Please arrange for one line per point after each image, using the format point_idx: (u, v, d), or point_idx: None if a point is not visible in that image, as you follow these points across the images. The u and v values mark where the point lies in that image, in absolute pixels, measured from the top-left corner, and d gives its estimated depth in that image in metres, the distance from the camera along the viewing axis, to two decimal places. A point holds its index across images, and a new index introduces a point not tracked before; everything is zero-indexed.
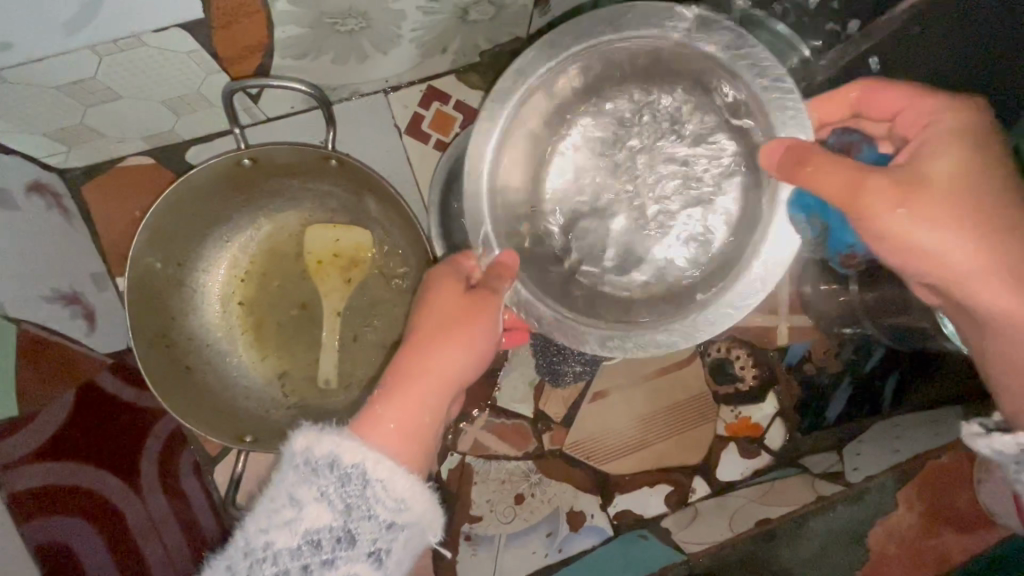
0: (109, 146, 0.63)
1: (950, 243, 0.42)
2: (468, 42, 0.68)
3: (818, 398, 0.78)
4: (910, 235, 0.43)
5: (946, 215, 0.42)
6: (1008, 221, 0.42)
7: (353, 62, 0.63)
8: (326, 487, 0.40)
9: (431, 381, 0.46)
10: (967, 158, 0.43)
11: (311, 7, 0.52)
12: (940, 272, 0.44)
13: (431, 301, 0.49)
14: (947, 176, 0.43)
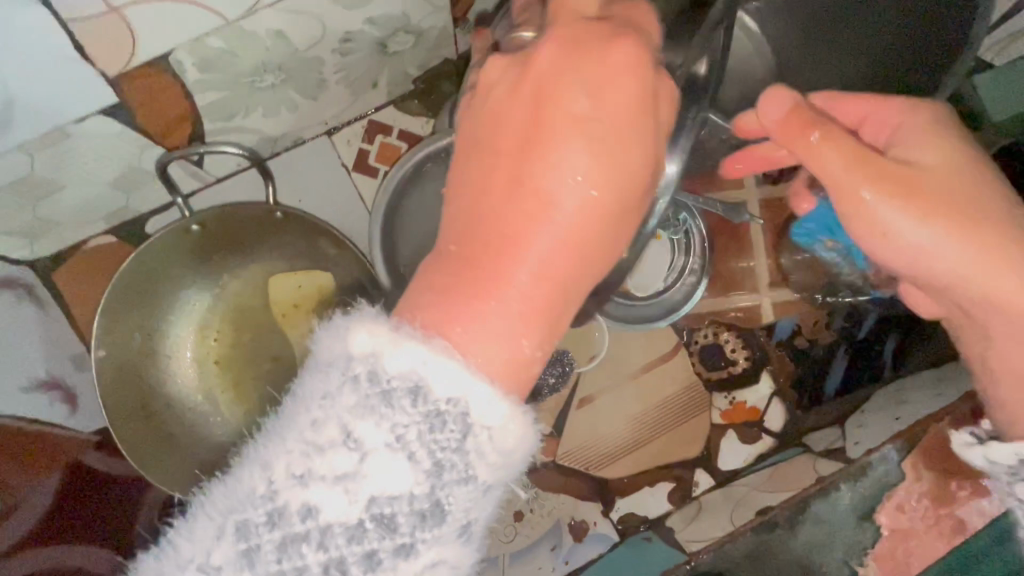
0: (71, 235, 0.64)
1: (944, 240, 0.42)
2: (398, 72, 0.68)
3: (815, 372, 0.76)
4: (888, 230, 0.43)
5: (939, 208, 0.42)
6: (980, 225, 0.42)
7: (286, 112, 0.64)
8: (408, 429, 0.28)
9: (575, 242, 0.32)
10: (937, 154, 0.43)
11: (223, 71, 0.53)
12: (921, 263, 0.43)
13: (581, 115, 0.32)
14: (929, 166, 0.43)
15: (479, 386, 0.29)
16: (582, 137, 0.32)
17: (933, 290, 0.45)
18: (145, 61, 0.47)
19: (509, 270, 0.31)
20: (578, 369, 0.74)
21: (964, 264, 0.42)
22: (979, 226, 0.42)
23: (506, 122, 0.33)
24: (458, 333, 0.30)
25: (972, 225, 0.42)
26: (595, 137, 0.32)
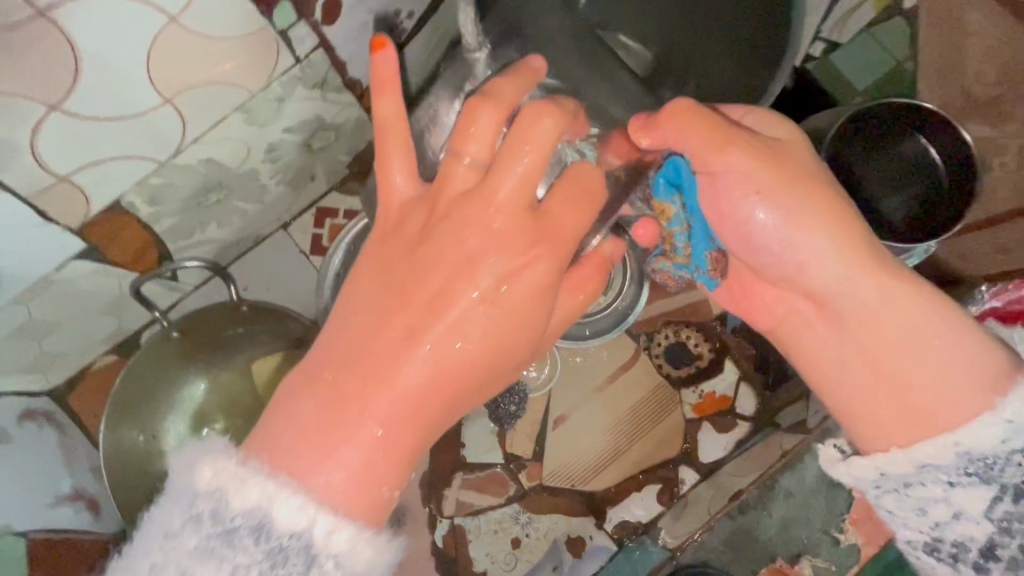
0: (78, 360, 0.74)
1: (798, 221, 0.47)
2: (330, 162, 0.77)
3: (775, 350, 0.79)
4: (756, 213, 0.49)
5: (794, 205, 0.47)
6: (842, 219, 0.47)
7: (238, 219, 0.73)
8: (250, 564, 0.35)
9: (424, 394, 0.41)
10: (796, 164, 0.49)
11: (171, 200, 0.62)
12: (754, 239, 0.50)
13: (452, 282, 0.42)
14: (796, 165, 0.48)
15: (320, 519, 0.36)
16: (448, 310, 0.41)
17: (785, 275, 0.51)
18: (102, 209, 0.56)
19: (375, 412, 0.40)
20: (534, 392, 0.78)
21: (816, 251, 0.48)
22: (837, 221, 0.47)
23: (389, 276, 0.43)
24: (321, 480, 0.38)
25: (827, 215, 0.47)
26: (454, 309, 0.42)
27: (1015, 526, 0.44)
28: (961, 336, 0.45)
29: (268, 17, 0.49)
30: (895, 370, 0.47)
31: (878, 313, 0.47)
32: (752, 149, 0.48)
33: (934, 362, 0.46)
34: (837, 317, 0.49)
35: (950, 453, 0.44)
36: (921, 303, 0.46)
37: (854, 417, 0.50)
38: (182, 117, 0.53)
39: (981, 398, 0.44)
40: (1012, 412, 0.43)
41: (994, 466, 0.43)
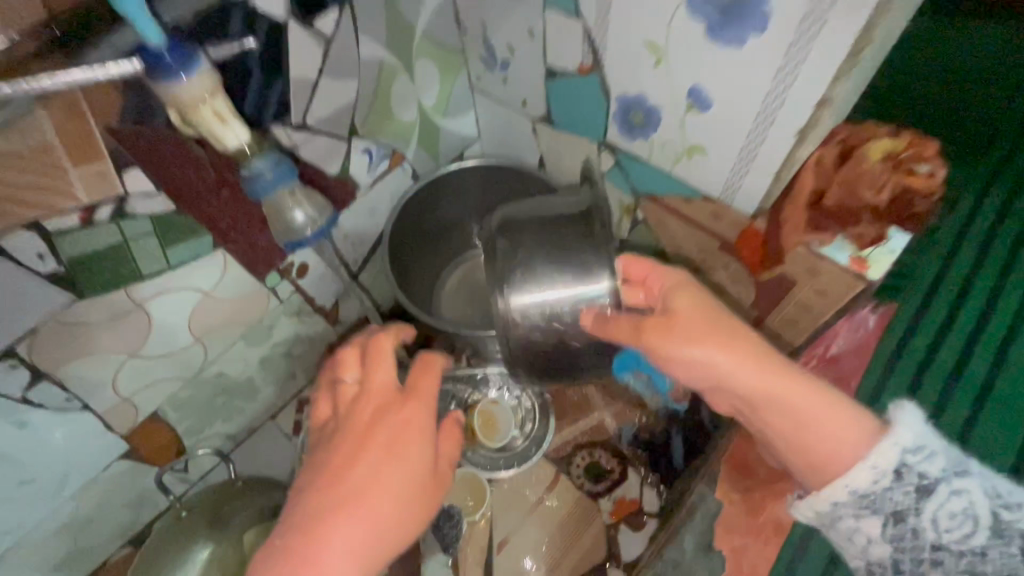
0: (99, 553, 0.90)
1: (727, 355, 0.59)
2: (308, 365, 1.03)
3: (664, 454, 0.99)
4: (678, 352, 0.61)
5: (700, 341, 0.60)
6: (736, 344, 0.60)
7: (237, 415, 0.97)
8: None
9: (358, 546, 0.51)
10: (695, 308, 0.62)
11: (192, 405, 0.87)
12: (680, 365, 0.62)
13: (376, 455, 0.54)
14: (691, 310, 0.62)
15: None
16: (376, 477, 0.54)
17: (710, 385, 0.62)
18: (143, 417, 0.81)
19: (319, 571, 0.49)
20: (465, 516, 0.95)
21: (744, 371, 0.59)
22: (748, 345, 0.60)
23: (332, 456, 0.55)
24: None
25: (742, 342, 0.60)
26: (368, 476, 0.53)
27: (908, 544, 0.52)
28: (848, 412, 0.57)
29: (261, 279, 0.81)
30: (812, 446, 0.57)
31: (792, 406, 0.58)
32: (697, 302, 0.63)
33: (836, 431, 0.56)
34: (756, 407, 0.60)
35: (842, 490, 0.55)
36: (819, 395, 0.58)
37: (796, 470, 0.60)
38: (205, 346, 0.81)
39: (866, 448, 0.54)
40: (878, 458, 0.53)
41: (875, 499, 0.53)
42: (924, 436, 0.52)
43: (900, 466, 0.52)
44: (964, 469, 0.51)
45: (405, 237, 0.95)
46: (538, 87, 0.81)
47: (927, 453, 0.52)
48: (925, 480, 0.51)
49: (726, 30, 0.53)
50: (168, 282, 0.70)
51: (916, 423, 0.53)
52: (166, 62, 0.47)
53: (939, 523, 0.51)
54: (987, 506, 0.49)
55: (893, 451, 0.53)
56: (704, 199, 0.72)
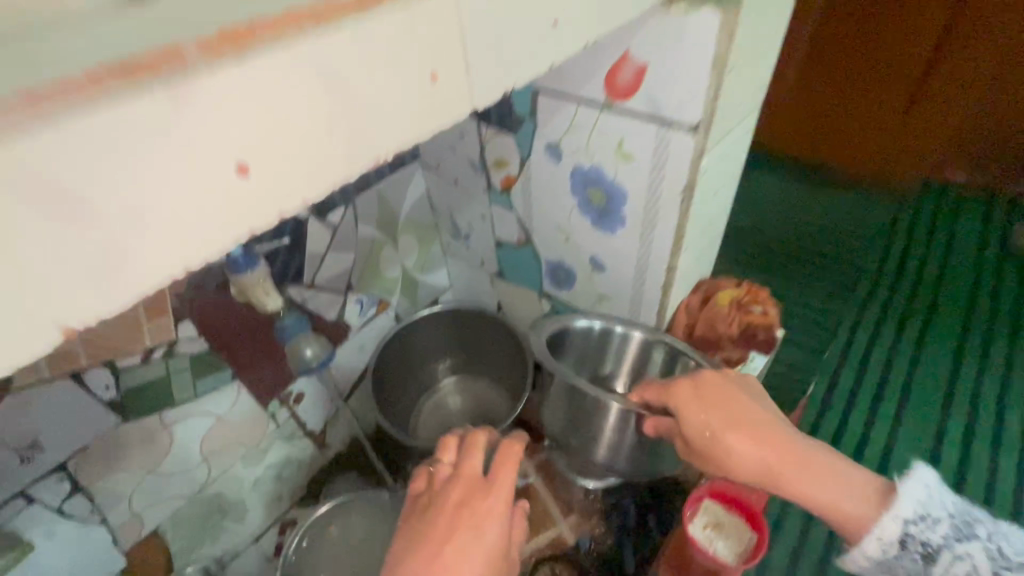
0: None
1: (746, 451, 0.60)
2: (295, 486, 1.14)
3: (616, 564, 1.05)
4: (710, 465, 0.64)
5: (724, 459, 0.62)
6: (753, 452, 0.61)
7: (226, 535, 1.06)
8: None
9: None
10: (708, 421, 0.62)
11: (187, 523, 0.98)
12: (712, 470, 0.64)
13: (460, 533, 0.53)
14: (705, 428, 0.62)
15: None
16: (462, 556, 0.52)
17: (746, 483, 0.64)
18: (145, 533, 0.92)
19: None
20: None
21: (758, 465, 0.61)
22: (761, 442, 0.60)
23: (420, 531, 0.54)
24: None
25: (752, 436, 0.61)
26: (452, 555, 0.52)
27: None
28: (839, 477, 0.60)
29: (265, 406, 0.98)
30: (835, 517, 0.59)
31: (810, 496, 0.59)
32: (711, 410, 0.62)
33: (836, 501, 0.58)
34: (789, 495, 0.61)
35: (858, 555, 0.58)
36: (830, 480, 0.59)
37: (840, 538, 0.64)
38: (210, 465, 0.95)
39: (876, 513, 0.57)
40: (880, 529, 0.56)
41: (891, 564, 0.57)
42: (928, 504, 0.56)
43: (904, 535, 0.55)
44: (963, 529, 0.55)
45: (385, 368, 1.13)
46: (491, 252, 1.07)
47: (929, 521, 0.55)
48: (929, 546, 0.55)
49: (599, 226, 0.80)
50: (192, 409, 0.87)
51: (922, 491, 0.56)
52: (239, 263, 0.70)
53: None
54: (990, 567, 0.53)
55: (897, 522, 0.56)
56: None
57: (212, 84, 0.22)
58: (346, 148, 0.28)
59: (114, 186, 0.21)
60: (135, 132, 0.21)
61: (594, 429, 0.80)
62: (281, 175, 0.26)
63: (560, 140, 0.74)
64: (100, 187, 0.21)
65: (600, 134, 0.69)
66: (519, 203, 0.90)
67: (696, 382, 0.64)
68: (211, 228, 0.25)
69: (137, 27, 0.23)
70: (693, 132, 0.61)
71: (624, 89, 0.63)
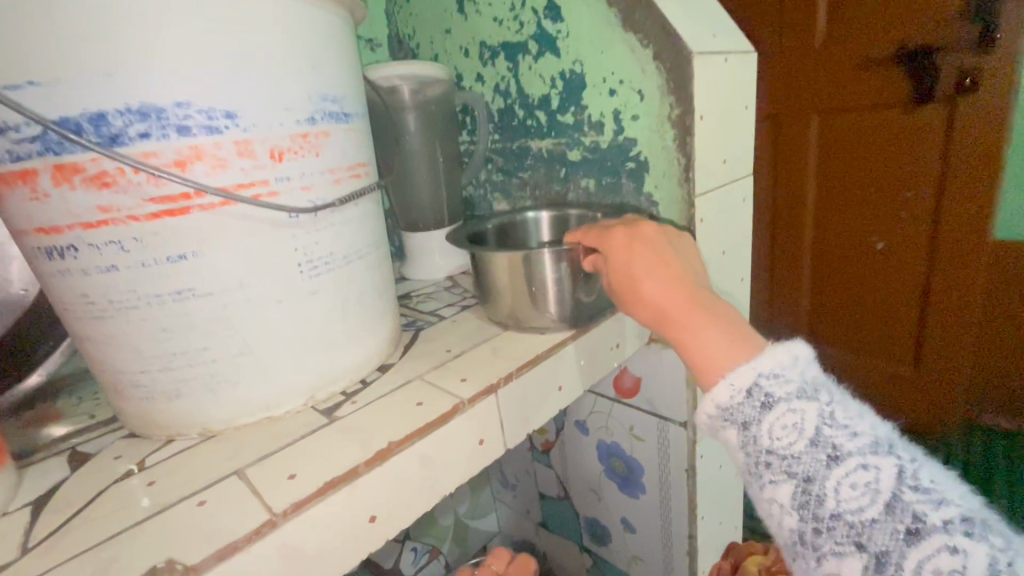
0: None
1: (648, 284, 0.48)
2: None
3: None
4: (634, 283, 0.50)
5: (644, 266, 0.49)
6: (666, 273, 0.48)
7: None
8: None
9: None
10: (633, 248, 0.51)
11: None
12: (623, 297, 0.51)
13: None
14: (624, 270, 0.51)
15: None
16: None
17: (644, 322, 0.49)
18: None
19: None
20: None
21: (657, 297, 0.47)
22: (669, 281, 0.48)
23: None
24: None
25: (658, 275, 0.48)
26: None
27: (750, 451, 0.39)
28: (731, 330, 0.44)
29: None
30: (709, 368, 0.43)
31: (696, 338, 0.44)
32: (636, 236, 0.52)
33: (698, 346, 0.44)
34: (673, 332, 0.46)
35: (704, 409, 0.42)
36: (731, 324, 0.44)
37: (701, 370, 0.43)
38: None
39: (740, 362, 0.41)
40: (735, 373, 0.41)
41: (731, 411, 0.40)
42: (788, 364, 0.40)
43: (754, 384, 0.40)
44: (815, 394, 0.38)
45: None
46: (536, 502, 1.19)
47: (783, 376, 0.39)
48: (770, 397, 0.39)
49: (625, 490, 0.93)
50: None
51: (795, 353, 0.41)
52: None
53: (777, 442, 0.38)
54: (821, 425, 0.37)
55: (748, 371, 0.40)
56: None
57: (366, 479, 0.43)
58: (430, 501, 0.48)
59: (322, 547, 0.40)
60: (327, 514, 0.40)
61: (528, 297, 0.61)
62: (392, 523, 0.45)
63: (584, 418, 0.94)
64: (314, 546, 0.40)
65: (614, 417, 0.88)
66: (558, 463, 1.06)
67: (632, 231, 0.52)
68: (355, 557, 0.43)
69: (341, 442, 0.46)
70: (684, 426, 0.79)
71: (628, 390, 0.84)
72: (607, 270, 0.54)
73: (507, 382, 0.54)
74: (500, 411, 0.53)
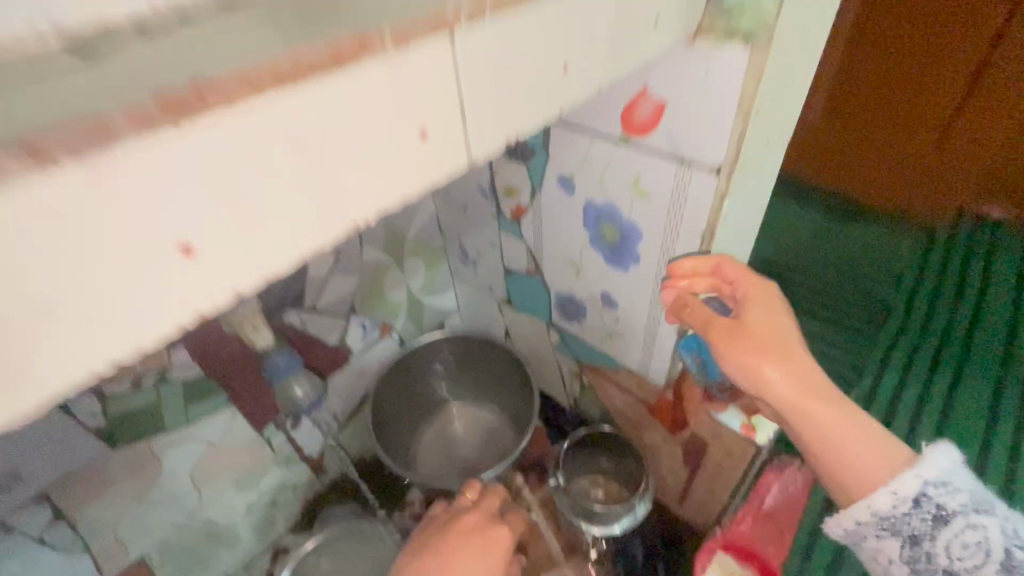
0: None
1: (783, 374, 0.60)
2: (287, 510, 1.10)
3: None
4: (772, 372, 0.60)
5: (774, 353, 0.61)
6: (783, 346, 0.61)
7: (199, 567, 0.99)
8: None
9: None
10: (761, 322, 0.63)
11: (173, 553, 0.94)
12: (750, 370, 0.61)
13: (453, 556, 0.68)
14: (755, 325, 0.62)
15: None
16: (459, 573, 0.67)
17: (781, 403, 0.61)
18: (129, 564, 0.89)
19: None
20: None
21: (795, 391, 0.60)
22: (790, 359, 0.61)
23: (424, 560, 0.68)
24: None
25: (780, 363, 0.60)
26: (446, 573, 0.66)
27: (921, 566, 0.58)
28: (851, 418, 0.59)
29: (260, 432, 0.97)
30: (858, 455, 0.58)
31: (841, 435, 0.59)
32: (769, 318, 0.63)
33: (845, 441, 0.59)
34: (808, 430, 0.60)
35: (863, 518, 0.58)
36: (857, 426, 0.59)
37: (840, 447, 0.59)
38: (200, 492, 0.93)
39: (893, 472, 0.58)
40: (899, 484, 0.56)
41: (896, 521, 0.57)
42: (954, 474, 0.56)
43: (921, 497, 0.56)
44: (984, 508, 0.56)
45: (389, 393, 1.11)
46: (499, 279, 1.05)
47: (950, 488, 0.56)
48: (943, 510, 0.56)
49: (613, 263, 0.77)
50: (186, 434, 0.86)
51: (949, 462, 0.57)
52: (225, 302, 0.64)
53: (954, 555, 0.56)
54: (1000, 542, 0.54)
55: (916, 484, 0.56)
56: (628, 370, 0.91)
57: (154, 159, 0.23)
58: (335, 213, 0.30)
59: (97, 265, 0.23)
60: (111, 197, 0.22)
61: None
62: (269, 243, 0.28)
63: (571, 174, 0.72)
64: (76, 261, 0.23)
65: (612, 171, 0.67)
66: (530, 234, 0.88)
67: (756, 306, 0.64)
68: (193, 299, 0.27)
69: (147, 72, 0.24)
70: (716, 173, 0.57)
71: (643, 124, 0.60)
72: (744, 322, 0.63)
73: (473, 21, 0.30)
74: (459, 73, 0.31)
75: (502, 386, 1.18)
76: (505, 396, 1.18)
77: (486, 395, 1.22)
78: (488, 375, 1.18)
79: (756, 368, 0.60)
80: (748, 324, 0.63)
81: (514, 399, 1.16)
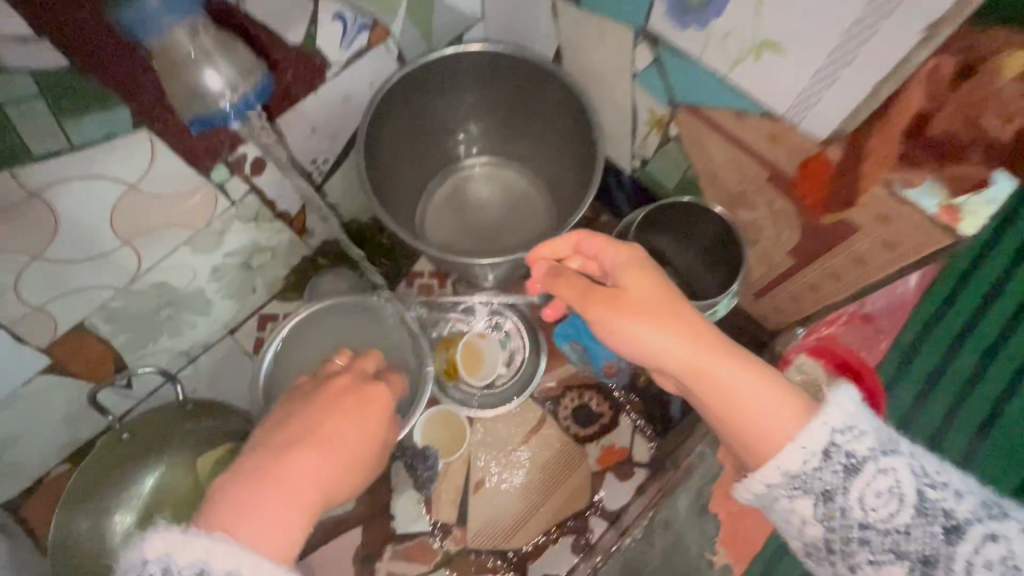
0: (27, 467, 0.81)
1: (656, 335, 0.45)
2: (268, 276, 0.88)
3: (658, 405, 0.89)
4: (645, 333, 0.45)
5: (654, 311, 0.46)
6: (661, 304, 0.47)
7: (167, 335, 0.82)
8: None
9: (296, 479, 0.43)
10: (645, 274, 0.49)
11: (125, 319, 0.74)
12: (628, 336, 0.46)
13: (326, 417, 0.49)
14: (634, 285, 0.48)
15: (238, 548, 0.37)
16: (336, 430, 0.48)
17: (665, 368, 0.46)
18: (64, 330, 0.69)
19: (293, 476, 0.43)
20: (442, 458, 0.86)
21: (676, 354, 0.45)
22: (671, 318, 0.45)
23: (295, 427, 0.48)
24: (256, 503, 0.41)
25: (657, 321, 0.45)
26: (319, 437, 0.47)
27: (838, 529, 0.40)
28: (755, 372, 0.44)
29: (207, 174, 0.67)
30: (758, 434, 0.42)
31: (739, 395, 0.43)
32: (650, 280, 0.48)
33: (754, 411, 0.43)
34: (698, 397, 0.45)
35: (767, 482, 0.42)
36: (760, 377, 0.43)
37: (740, 416, 0.43)
38: (135, 249, 0.67)
39: (800, 424, 0.41)
40: (806, 437, 0.40)
41: (807, 476, 0.40)
42: (854, 416, 0.40)
43: (828, 445, 0.40)
44: (895, 448, 0.40)
45: (387, 130, 0.78)
46: None
47: (856, 432, 0.39)
48: (853, 458, 0.39)
49: None
50: (82, 166, 0.55)
51: (849, 402, 0.40)
52: None
53: (872, 510, 0.39)
54: (914, 485, 0.38)
55: (818, 431, 0.40)
56: (766, 115, 0.58)
57: None
58: None
59: None
60: None
61: None
62: None
63: None
64: None
65: None
66: None
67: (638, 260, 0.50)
68: None
69: None
70: None
71: None
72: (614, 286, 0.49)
73: None
74: None
75: (544, 137, 0.85)
76: (548, 149, 0.86)
77: (521, 148, 0.90)
78: (527, 117, 0.84)
79: (630, 335, 0.46)
80: (627, 291, 0.48)
81: (567, 154, 0.84)
